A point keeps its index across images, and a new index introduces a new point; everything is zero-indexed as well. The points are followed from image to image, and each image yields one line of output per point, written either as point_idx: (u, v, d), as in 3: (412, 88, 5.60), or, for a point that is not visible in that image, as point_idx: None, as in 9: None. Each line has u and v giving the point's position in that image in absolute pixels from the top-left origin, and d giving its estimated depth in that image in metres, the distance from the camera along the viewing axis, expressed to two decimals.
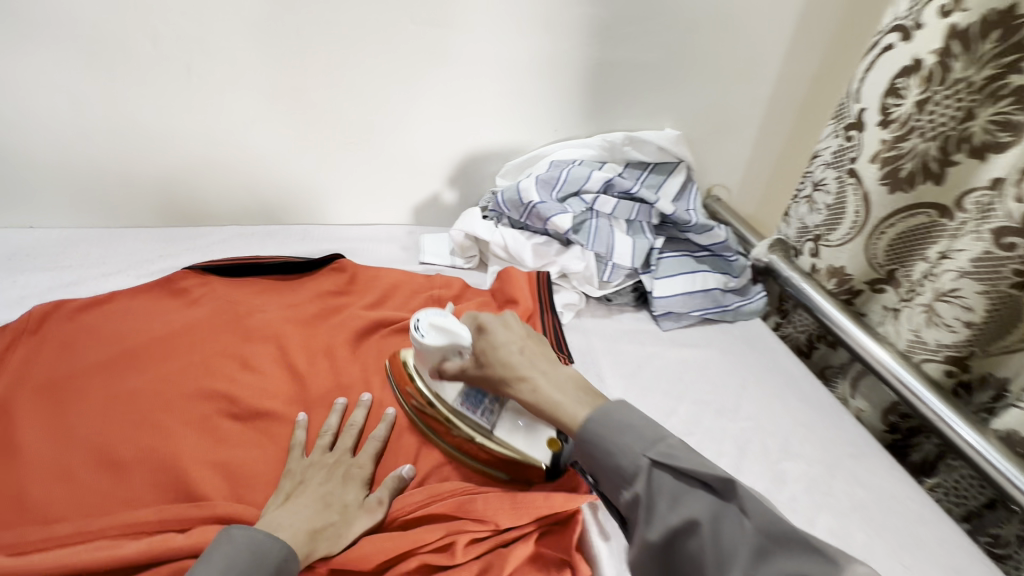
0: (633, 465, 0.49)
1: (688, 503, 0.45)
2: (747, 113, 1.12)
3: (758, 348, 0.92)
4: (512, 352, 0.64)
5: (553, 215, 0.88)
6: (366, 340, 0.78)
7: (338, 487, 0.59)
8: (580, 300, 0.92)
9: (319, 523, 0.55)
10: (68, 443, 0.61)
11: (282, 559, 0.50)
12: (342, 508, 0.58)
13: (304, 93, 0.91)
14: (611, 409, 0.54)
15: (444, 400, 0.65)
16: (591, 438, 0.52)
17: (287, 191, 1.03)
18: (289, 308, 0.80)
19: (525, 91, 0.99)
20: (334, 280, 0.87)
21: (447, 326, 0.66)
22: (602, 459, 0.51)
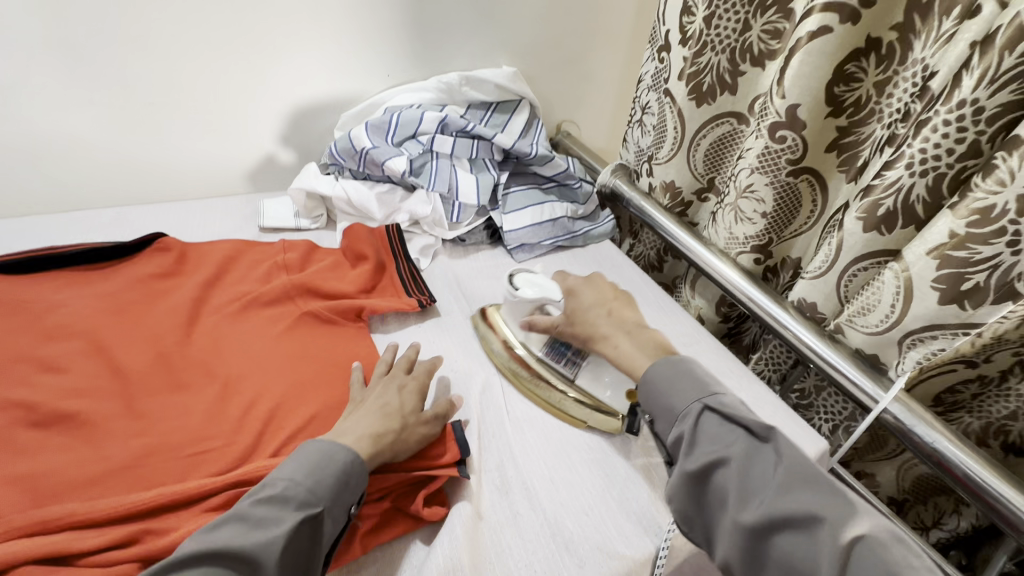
0: (686, 406, 0.55)
1: (729, 442, 0.51)
2: (579, 45, 1.16)
3: (606, 267, 0.99)
4: (601, 315, 0.69)
5: (386, 160, 0.85)
6: (203, 317, 0.72)
7: (407, 400, 0.60)
8: (435, 243, 0.92)
9: (379, 428, 0.55)
10: None
11: (346, 465, 0.51)
12: (404, 416, 0.58)
13: (79, 48, 0.78)
14: (688, 364, 0.59)
15: (532, 348, 0.70)
16: (659, 384, 0.58)
17: (89, 168, 0.90)
18: (102, 296, 0.70)
19: (348, 34, 0.93)
20: (157, 262, 0.77)
21: (540, 283, 0.72)
22: (658, 397, 0.58)
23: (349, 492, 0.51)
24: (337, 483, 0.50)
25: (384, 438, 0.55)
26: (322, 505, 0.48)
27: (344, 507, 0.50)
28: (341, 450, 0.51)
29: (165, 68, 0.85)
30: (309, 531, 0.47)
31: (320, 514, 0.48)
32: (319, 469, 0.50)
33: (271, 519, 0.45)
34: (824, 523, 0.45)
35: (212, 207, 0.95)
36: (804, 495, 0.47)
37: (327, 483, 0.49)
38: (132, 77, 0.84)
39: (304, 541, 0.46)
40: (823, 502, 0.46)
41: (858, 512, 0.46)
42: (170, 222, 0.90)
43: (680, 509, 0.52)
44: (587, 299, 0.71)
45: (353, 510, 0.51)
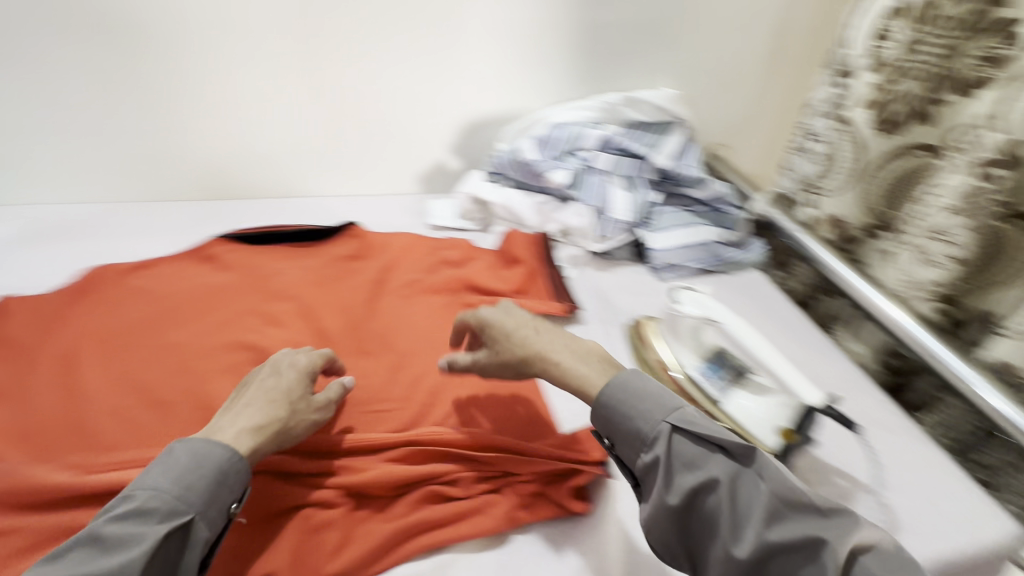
0: (654, 428, 0.52)
1: (710, 463, 0.50)
2: (743, 69, 1.13)
3: (753, 296, 0.95)
4: (528, 334, 0.62)
5: (549, 172, 0.92)
6: (380, 297, 0.83)
7: (288, 383, 0.59)
8: (583, 254, 0.98)
9: (263, 420, 0.55)
10: (120, 385, 0.66)
11: (223, 464, 0.50)
12: (293, 403, 0.57)
13: (314, 65, 0.94)
14: (628, 380, 0.56)
15: (682, 364, 0.71)
16: (613, 407, 0.55)
17: (298, 165, 1.04)
18: (308, 270, 0.85)
19: (523, 57, 1.02)
20: (348, 246, 0.90)
21: (703, 302, 0.74)
22: (619, 421, 0.55)
23: (229, 490, 0.50)
24: (213, 485, 0.49)
25: (268, 430, 0.54)
26: (195, 512, 0.47)
27: (220, 507, 0.49)
28: (222, 451, 0.50)
29: (371, 82, 0.98)
30: (181, 538, 0.46)
31: (191, 521, 0.47)
32: (192, 469, 0.48)
33: (129, 530, 0.44)
34: (826, 545, 0.45)
35: (388, 203, 1.09)
36: (796, 517, 0.47)
37: (207, 488, 0.48)
38: (345, 90, 0.98)
39: (179, 547, 0.46)
40: (808, 519, 0.47)
41: (862, 524, 0.46)
42: (356, 214, 1.04)
43: (664, 538, 0.51)
44: (510, 321, 0.63)
45: (235, 509, 0.50)
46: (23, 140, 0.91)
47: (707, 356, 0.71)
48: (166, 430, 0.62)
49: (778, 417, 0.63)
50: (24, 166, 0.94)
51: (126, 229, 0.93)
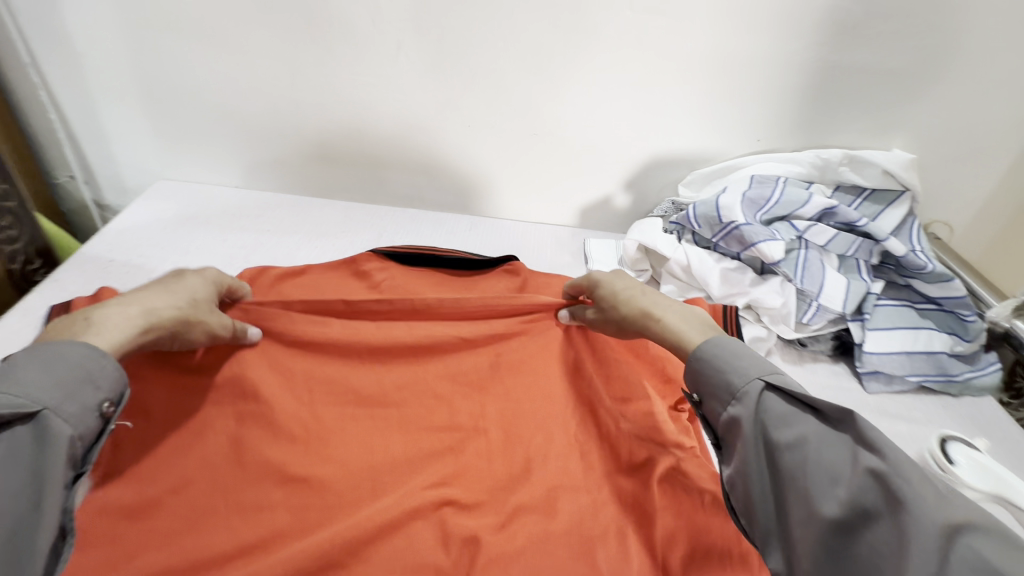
0: (744, 384, 0.46)
1: (801, 420, 0.43)
2: (1006, 137, 0.90)
3: (995, 437, 0.75)
4: (635, 294, 0.61)
5: (759, 240, 0.75)
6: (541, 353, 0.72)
7: (183, 287, 0.56)
8: (768, 338, 0.80)
9: (151, 312, 0.51)
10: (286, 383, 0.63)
11: (83, 365, 0.43)
12: (194, 300, 0.56)
13: (502, 79, 0.83)
14: (724, 342, 0.50)
15: None
16: (709, 364, 0.49)
17: (458, 181, 0.95)
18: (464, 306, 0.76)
19: (738, 93, 0.85)
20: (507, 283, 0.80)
21: (988, 467, 0.60)
22: (709, 373, 0.49)
23: (94, 388, 0.43)
24: (69, 382, 0.42)
25: (156, 322, 0.51)
26: (42, 406, 0.40)
27: (83, 405, 0.42)
28: (78, 348, 0.44)
29: (557, 103, 0.85)
30: (35, 433, 0.40)
31: (39, 414, 0.40)
32: (51, 364, 0.42)
33: (10, 403, 0.39)
34: (922, 510, 0.35)
35: (544, 235, 0.98)
36: (900, 483, 0.37)
37: (62, 383, 0.42)
38: (526, 107, 0.86)
39: (35, 444, 0.40)
40: (922, 498, 0.36)
41: (959, 504, 0.36)
42: (510, 242, 0.94)
43: (745, 496, 0.44)
44: (622, 281, 0.63)
45: (106, 409, 0.44)
46: (196, 121, 0.88)
47: None
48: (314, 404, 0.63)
49: None
50: (192, 145, 0.90)
51: (282, 225, 0.88)
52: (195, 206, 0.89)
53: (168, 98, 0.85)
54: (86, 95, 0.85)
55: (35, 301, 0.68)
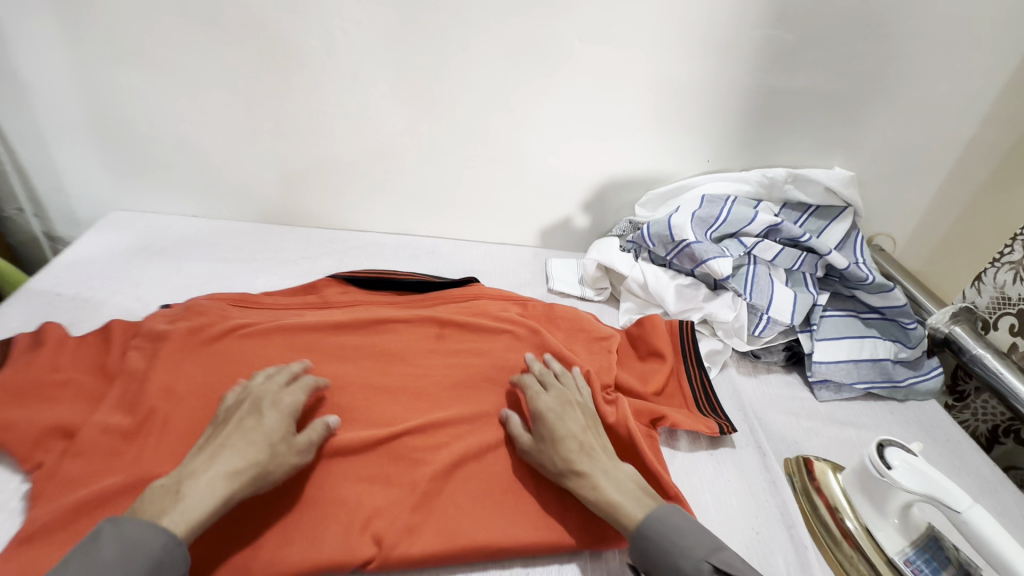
0: (693, 569, 0.47)
1: None
2: (938, 156, 0.95)
3: (939, 439, 0.77)
4: (575, 446, 0.57)
5: (710, 257, 0.78)
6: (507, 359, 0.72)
7: (270, 423, 0.54)
8: (724, 351, 0.82)
9: (235, 467, 0.49)
10: (263, 351, 0.67)
11: (159, 558, 0.42)
12: (272, 446, 0.52)
13: (459, 106, 0.85)
14: (671, 514, 0.51)
15: (878, 543, 0.56)
16: (655, 540, 0.50)
17: (420, 206, 0.96)
18: (430, 322, 0.75)
19: (686, 118, 0.88)
20: (466, 302, 0.80)
21: (925, 470, 0.53)
22: (659, 556, 0.49)
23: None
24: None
25: (246, 475, 0.49)
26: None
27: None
28: (157, 535, 0.43)
29: (514, 130, 0.88)
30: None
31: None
32: (127, 559, 0.41)
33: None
34: None
35: (506, 256, 0.99)
36: None
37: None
38: (483, 133, 0.88)
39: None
40: None
41: None
42: (471, 265, 0.95)
43: None
44: (576, 424, 0.59)
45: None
46: (151, 151, 0.87)
47: (916, 540, 0.55)
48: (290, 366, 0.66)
49: None
50: (147, 176, 0.89)
51: (239, 252, 0.87)
52: (149, 236, 0.87)
53: (123, 129, 0.84)
54: (35, 128, 0.84)
55: None
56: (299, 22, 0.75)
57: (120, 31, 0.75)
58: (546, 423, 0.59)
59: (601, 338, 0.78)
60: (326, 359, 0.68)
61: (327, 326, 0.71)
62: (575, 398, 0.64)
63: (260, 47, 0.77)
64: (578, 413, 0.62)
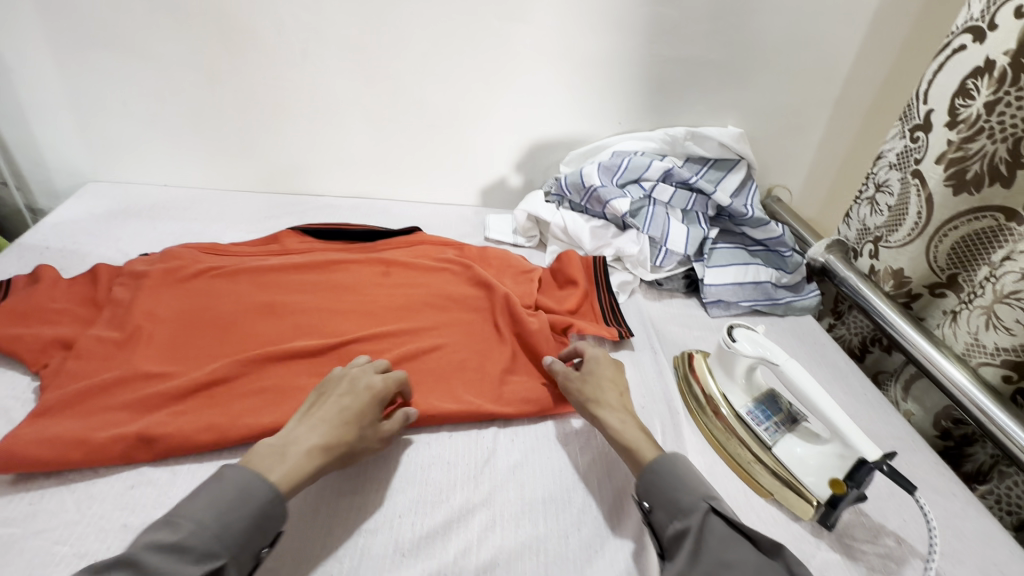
0: (692, 502, 0.53)
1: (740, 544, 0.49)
2: (814, 114, 1.12)
3: (807, 342, 0.93)
4: (615, 392, 0.67)
5: (612, 198, 0.93)
6: (442, 286, 0.85)
7: (355, 406, 0.59)
8: (633, 281, 0.97)
9: (322, 443, 0.55)
10: (232, 284, 0.79)
11: (266, 504, 0.49)
12: (361, 429, 0.58)
13: (397, 78, 0.97)
14: (678, 461, 0.58)
15: (731, 404, 0.71)
16: (662, 471, 0.57)
17: (370, 170, 1.08)
18: (378, 262, 0.88)
19: (596, 85, 1.03)
20: (408, 248, 0.93)
21: (762, 342, 0.68)
22: (663, 488, 0.55)
23: (262, 533, 0.49)
24: (250, 526, 0.48)
25: (336, 451, 0.56)
26: (226, 556, 0.46)
27: (253, 550, 0.48)
28: (264, 488, 0.50)
29: (448, 99, 1.01)
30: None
31: (222, 565, 0.46)
32: (241, 503, 0.48)
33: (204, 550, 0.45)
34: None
35: (449, 213, 1.12)
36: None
37: (245, 530, 0.48)
38: (420, 103, 1.01)
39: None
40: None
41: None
42: (417, 220, 1.08)
43: None
44: (606, 371, 0.69)
45: (263, 551, 0.50)
46: (123, 127, 0.97)
47: (757, 397, 0.71)
48: (256, 296, 0.78)
49: (830, 468, 0.61)
50: (121, 149, 1.00)
51: (207, 214, 0.99)
52: (125, 202, 0.98)
53: (97, 107, 0.95)
54: (15, 106, 0.94)
55: None
56: (250, 7, 0.87)
57: (91, 17, 0.86)
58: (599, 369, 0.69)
59: (526, 274, 0.92)
60: (286, 291, 0.80)
61: (288, 266, 0.83)
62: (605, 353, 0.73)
63: (218, 29, 0.88)
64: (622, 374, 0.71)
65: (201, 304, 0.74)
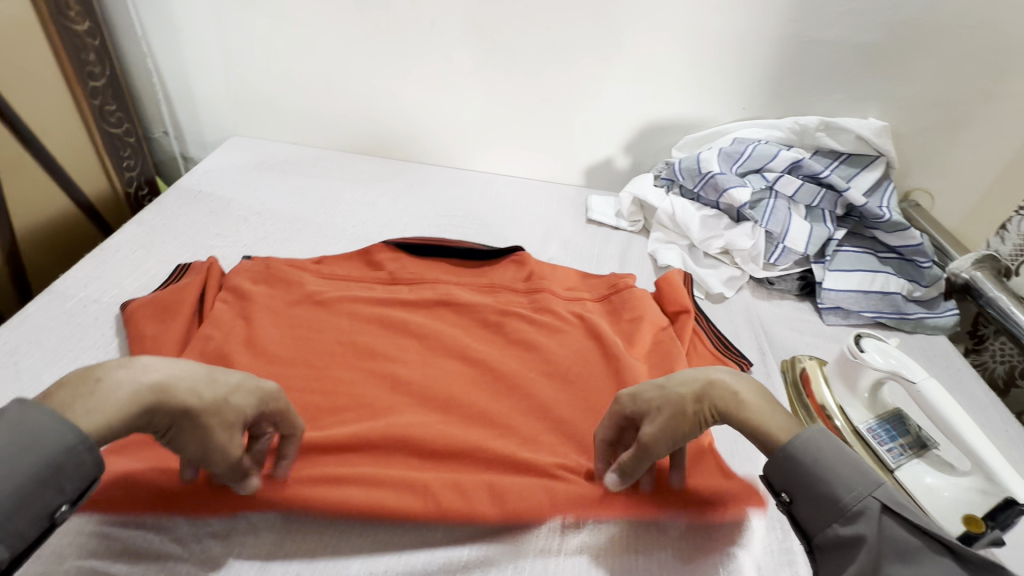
0: (857, 501, 0.43)
1: (928, 559, 0.39)
2: (978, 110, 0.98)
3: (940, 365, 0.83)
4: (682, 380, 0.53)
5: (730, 186, 0.88)
6: (562, 344, 0.74)
7: (236, 394, 0.47)
8: (741, 277, 0.92)
9: (170, 380, 0.44)
10: (328, 315, 0.71)
11: (61, 456, 0.38)
12: (222, 392, 0.46)
13: (518, 51, 0.97)
14: (822, 435, 0.46)
15: (849, 420, 0.66)
16: (808, 466, 0.45)
17: (477, 142, 1.10)
18: (490, 297, 0.79)
19: (723, 66, 0.97)
20: (511, 265, 0.84)
21: (895, 356, 0.63)
22: (815, 487, 0.45)
23: (53, 492, 0.38)
24: (32, 481, 0.38)
25: (175, 399, 0.43)
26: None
27: (33, 516, 0.38)
28: (60, 433, 0.39)
29: (567, 73, 1.00)
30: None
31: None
32: (24, 451, 0.37)
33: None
34: None
35: (551, 191, 1.12)
36: None
37: (13, 490, 0.37)
38: (537, 77, 1.00)
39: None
40: None
41: None
42: (520, 195, 1.08)
43: None
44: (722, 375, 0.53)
45: (61, 512, 0.39)
46: (265, 86, 1.06)
47: (881, 415, 0.65)
48: (351, 330, 0.70)
49: (965, 503, 0.55)
50: (261, 107, 1.09)
51: (329, 173, 1.05)
52: (261, 156, 1.07)
53: (244, 67, 1.04)
54: (181, 61, 1.04)
55: (143, 216, 0.86)
56: None
57: None
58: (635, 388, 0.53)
59: (661, 326, 0.78)
60: (392, 333, 0.71)
61: (396, 302, 0.75)
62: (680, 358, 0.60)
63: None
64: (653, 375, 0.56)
65: (301, 339, 0.67)
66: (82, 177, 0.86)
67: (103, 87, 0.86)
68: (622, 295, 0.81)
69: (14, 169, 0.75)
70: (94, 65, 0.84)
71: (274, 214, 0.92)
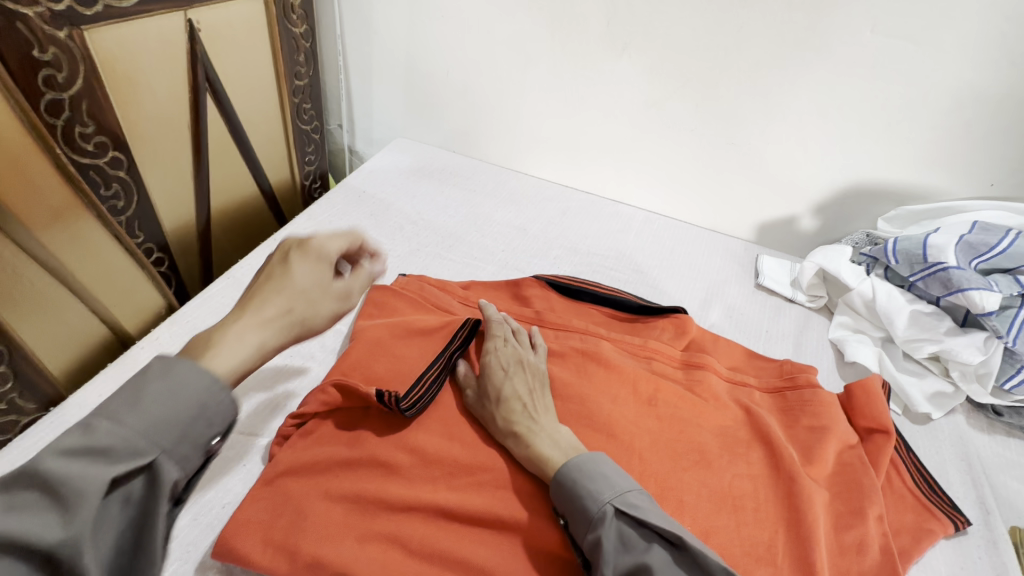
0: (598, 509, 0.48)
1: (648, 552, 0.46)
2: None
3: None
4: (519, 404, 0.57)
5: (969, 287, 0.70)
6: (727, 440, 0.63)
7: (309, 282, 0.52)
8: (953, 396, 0.73)
9: (275, 323, 0.48)
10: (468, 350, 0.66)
11: (203, 401, 0.41)
12: (308, 293, 0.51)
13: (712, 87, 0.87)
14: (583, 462, 0.51)
15: None
16: (567, 483, 0.50)
17: (642, 178, 1.01)
18: (642, 363, 0.70)
19: (975, 131, 0.78)
20: (668, 330, 0.75)
21: None
22: (568, 498, 0.50)
23: (206, 425, 0.41)
24: (184, 420, 0.40)
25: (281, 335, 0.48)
26: (157, 453, 0.38)
27: (196, 445, 0.40)
28: (202, 379, 0.41)
29: (765, 118, 0.87)
30: (148, 479, 0.38)
31: (153, 462, 0.38)
32: (173, 398, 0.40)
33: (125, 450, 0.37)
34: None
35: (715, 243, 1.00)
36: None
37: (180, 423, 0.39)
38: (729, 117, 0.89)
39: (147, 489, 0.38)
40: None
41: None
42: (680, 243, 0.98)
43: None
44: (523, 386, 0.58)
45: (213, 445, 0.42)
46: (438, 94, 1.07)
47: None
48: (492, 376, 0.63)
49: None
50: (431, 113, 1.10)
51: (486, 188, 1.03)
52: (423, 161, 1.08)
53: (424, 73, 1.05)
54: (368, 62, 1.08)
55: (314, 211, 0.90)
56: None
57: None
58: (490, 380, 0.59)
59: (849, 444, 0.63)
60: None
61: None
62: (530, 360, 0.62)
63: (552, 14, 0.89)
64: (527, 374, 0.60)
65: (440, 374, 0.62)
66: (268, 167, 0.92)
67: (302, 87, 0.93)
68: (802, 393, 0.67)
69: (219, 158, 0.81)
70: (301, 67, 0.91)
71: (428, 226, 0.91)
